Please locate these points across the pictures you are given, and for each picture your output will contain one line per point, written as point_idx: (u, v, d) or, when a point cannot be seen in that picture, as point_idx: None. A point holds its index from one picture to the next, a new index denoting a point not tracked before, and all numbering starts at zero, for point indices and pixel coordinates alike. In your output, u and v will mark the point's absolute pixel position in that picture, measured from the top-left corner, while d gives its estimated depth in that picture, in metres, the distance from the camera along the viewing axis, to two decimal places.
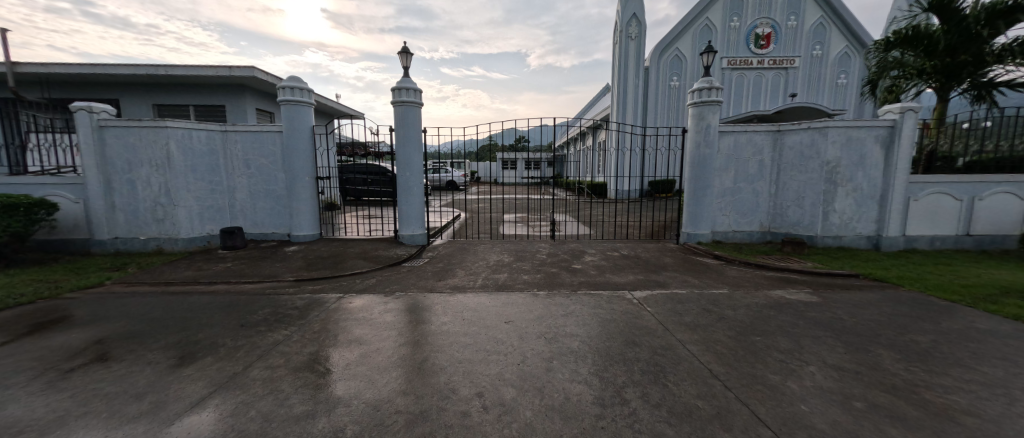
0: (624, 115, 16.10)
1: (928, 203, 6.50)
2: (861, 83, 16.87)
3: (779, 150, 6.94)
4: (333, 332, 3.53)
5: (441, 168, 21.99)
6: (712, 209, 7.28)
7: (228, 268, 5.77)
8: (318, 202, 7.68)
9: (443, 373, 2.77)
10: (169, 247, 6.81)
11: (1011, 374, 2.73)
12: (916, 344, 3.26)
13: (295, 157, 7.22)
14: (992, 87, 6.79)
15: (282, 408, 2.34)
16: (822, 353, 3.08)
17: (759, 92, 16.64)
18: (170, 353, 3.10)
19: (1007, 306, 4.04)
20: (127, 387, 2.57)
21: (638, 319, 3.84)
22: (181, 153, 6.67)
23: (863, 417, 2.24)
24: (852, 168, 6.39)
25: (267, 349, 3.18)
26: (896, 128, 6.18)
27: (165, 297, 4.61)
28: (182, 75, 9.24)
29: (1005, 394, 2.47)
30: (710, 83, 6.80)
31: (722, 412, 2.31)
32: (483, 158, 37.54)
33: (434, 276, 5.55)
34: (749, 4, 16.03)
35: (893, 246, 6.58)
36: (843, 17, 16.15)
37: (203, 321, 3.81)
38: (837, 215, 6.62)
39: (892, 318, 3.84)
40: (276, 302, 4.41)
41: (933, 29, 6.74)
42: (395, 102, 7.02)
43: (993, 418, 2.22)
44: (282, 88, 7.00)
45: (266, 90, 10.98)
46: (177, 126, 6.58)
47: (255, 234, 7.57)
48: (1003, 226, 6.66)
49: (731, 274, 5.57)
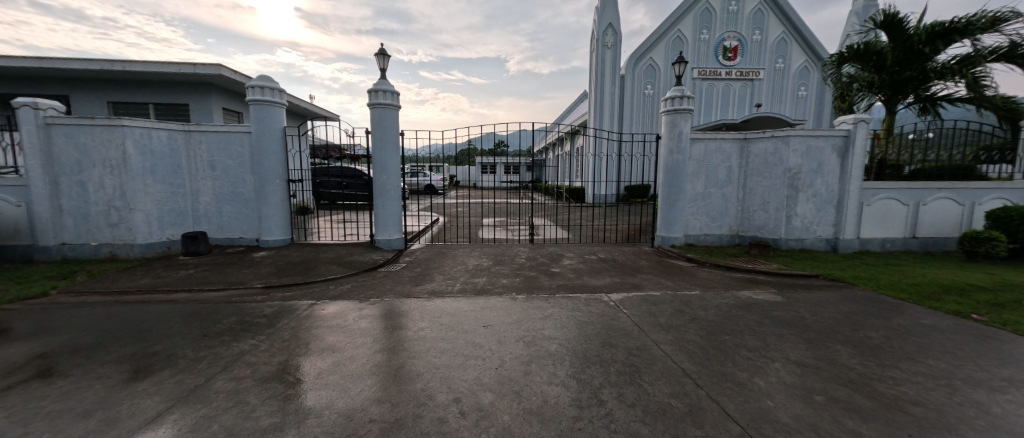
0: (601, 121, 16.49)
1: (880, 207, 6.97)
2: (819, 94, 17.91)
3: (745, 157, 7.32)
4: (304, 341, 3.41)
5: (420, 172, 22.13)
6: (685, 213, 7.54)
7: (190, 276, 5.47)
8: (290, 206, 7.42)
9: (420, 379, 2.73)
10: (124, 253, 6.38)
11: (952, 366, 2.95)
12: (870, 339, 3.47)
13: (265, 160, 6.97)
14: (934, 101, 7.36)
15: (248, 421, 2.24)
16: (786, 350, 3.23)
17: (727, 102, 17.38)
18: (123, 367, 2.90)
19: (948, 303, 4.37)
20: (74, 405, 2.39)
21: (615, 321, 3.91)
22: (139, 154, 6.28)
23: (823, 410, 2.35)
24: (811, 174, 6.74)
25: (232, 360, 3.04)
26: (850, 137, 6.60)
27: (119, 306, 4.32)
28: (139, 71, 8.74)
29: (947, 385, 2.67)
30: (682, 91, 7.01)
31: (693, 409, 2.37)
32: (462, 162, 38.03)
33: (412, 281, 5.47)
34: (718, 17, 16.74)
35: (849, 248, 6.99)
36: (803, 34, 17.17)
37: (160, 332, 3.58)
38: (799, 218, 6.95)
39: (848, 316, 4.08)
40: (243, 310, 4.22)
41: (882, 46, 7.23)
42: (371, 104, 6.90)
43: (936, 407, 2.39)
44: (250, 88, 6.75)
45: (234, 89, 10.55)
46: (135, 125, 6.19)
47: (221, 239, 7.28)
48: (944, 229, 7.21)
49: (702, 276, 5.77)
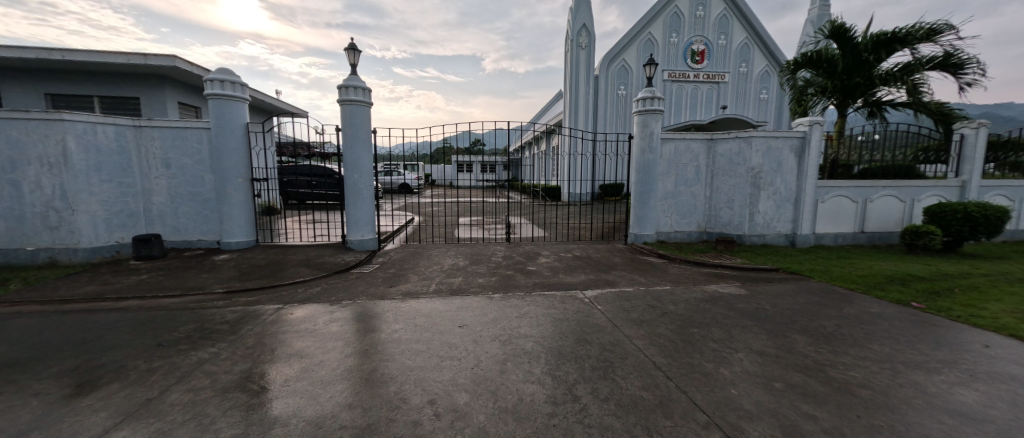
0: (576, 121, 16.73)
1: (833, 204, 7.44)
2: (780, 98, 18.88)
3: (712, 157, 7.61)
4: (269, 347, 3.27)
5: (394, 170, 21.70)
6: (656, 211, 7.77)
7: (142, 281, 5.11)
8: (254, 206, 7.10)
9: (393, 382, 2.67)
10: (66, 258, 5.87)
11: (895, 350, 3.20)
12: (824, 328, 3.70)
13: (225, 157, 6.62)
14: (880, 105, 7.90)
15: (207, 434, 2.12)
16: (749, 341, 3.39)
17: (695, 103, 18.04)
18: (65, 382, 2.68)
19: (892, 292, 4.73)
20: (6, 426, 2.18)
21: (590, 317, 3.98)
22: (82, 150, 5.80)
23: (782, 396, 2.49)
24: (772, 174, 7.12)
25: (189, 370, 2.87)
26: (806, 139, 7.01)
27: (60, 316, 3.98)
28: (82, 61, 8.07)
29: (890, 368, 2.89)
30: (653, 93, 7.22)
31: (663, 400, 2.45)
32: (437, 161, 37.61)
33: (386, 282, 5.34)
34: (686, 22, 17.34)
35: (806, 243, 7.42)
36: (765, 40, 18.03)
37: (108, 343, 3.33)
38: (761, 215, 7.32)
39: (805, 306, 4.34)
40: (202, 316, 3.99)
41: (832, 54, 7.75)
42: (341, 100, 6.68)
43: (881, 389, 2.58)
44: (209, 81, 6.38)
45: (191, 82, 9.94)
46: (77, 119, 5.71)
47: (177, 241, 6.86)
48: (888, 224, 7.78)
49: (673, 271, 5.97)
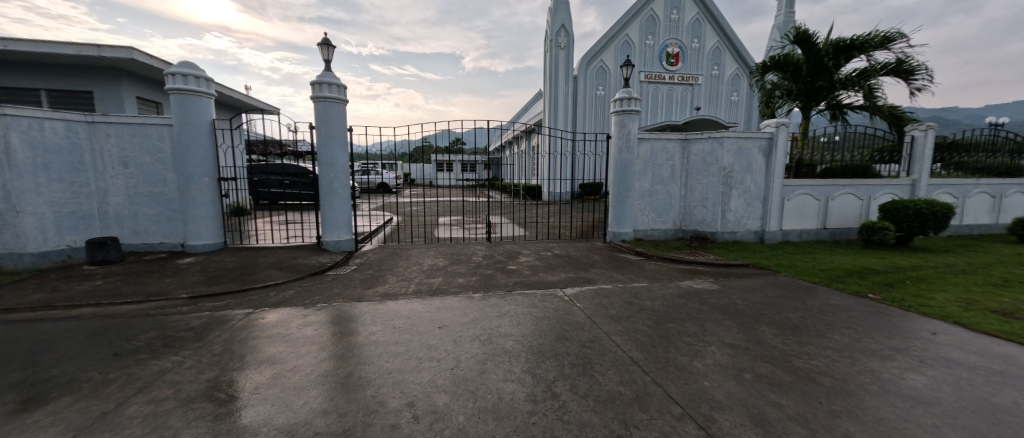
0: (555, 121, 16.87)
1: (798, 202, 7.80)
2: (749, 100, 19.62)
3: (686, 157, 7.83)
4: (238, 353, 3.13)
5: (371, 169, 21.25)
6: (633, 209, 7.93)
7: (97, 287, 4.80)
8: (221, 206, 6.80)
9: (371, 386, 2.62)
10: (8, 264, 5.42)
11: (853, 339, 3.39)
12: (790, 320, 3.87)
13: (190, 156, 6.30)
14: (840, 108, 8.35)
15: None
16: (721, 334, 3.51)
17: (670, 104, 18.51)
18: (7, 398, 2.48)
19: (851, 284, 5.02)
20: None
21: (569, 315, 4.02)
22: (28, 148, 5.36)
23: (751, 386, 2.60)
24: (742, 173, 7.40)
25: (150, 380, 2.71)
26: (773, 140, 7.32)
27: (2, 327, 3.68)
28: (27, 51, 7.50)
29: (848, 356, 3.06)
30: (629, 93, 7.36)
31: (640, 395, 2.51)
32: (416, 159, 37.10)
33: (363, 283, 5.23)
34: (661, 25, 17.76)
35: (774, 239, 7.75)
36: (735, 43, 18.69)
37: (58, 354, 3.10)
38: (732, 213, 7.59)
39: (773, 300, 4.53)
40: (165, 323, 3.78)
41: (797, 58, 8.12)
42: (315, 97, 6.48)
43: (840, 376, 2.73)
44: (171, 75, 6.05)
45: (151, 76, 9.40)
46: (22, 114, 5.28)
47: (136, 244, 6.49)
48: (848, 220, 8.23)
49: (649, 268, 6.11)
